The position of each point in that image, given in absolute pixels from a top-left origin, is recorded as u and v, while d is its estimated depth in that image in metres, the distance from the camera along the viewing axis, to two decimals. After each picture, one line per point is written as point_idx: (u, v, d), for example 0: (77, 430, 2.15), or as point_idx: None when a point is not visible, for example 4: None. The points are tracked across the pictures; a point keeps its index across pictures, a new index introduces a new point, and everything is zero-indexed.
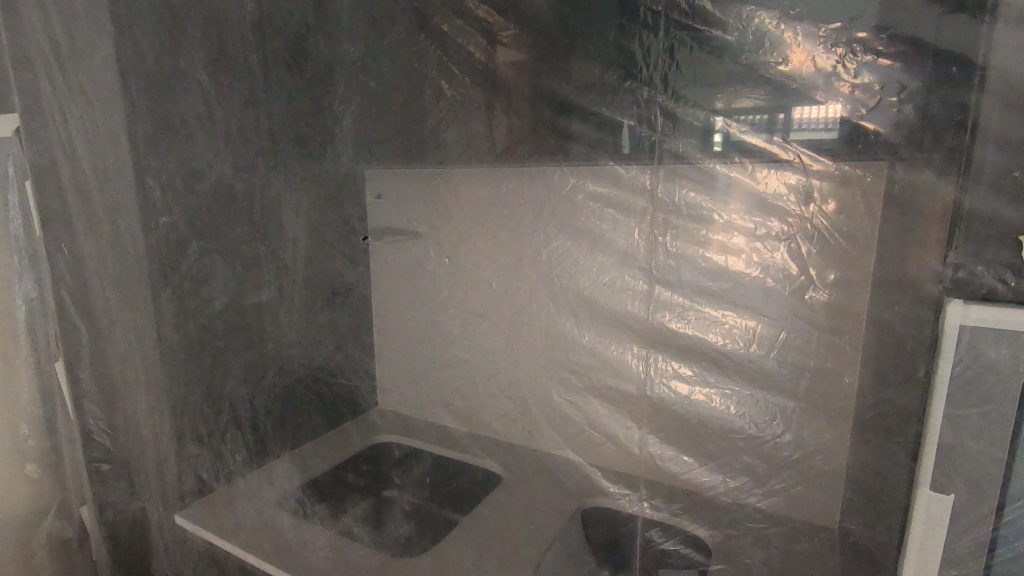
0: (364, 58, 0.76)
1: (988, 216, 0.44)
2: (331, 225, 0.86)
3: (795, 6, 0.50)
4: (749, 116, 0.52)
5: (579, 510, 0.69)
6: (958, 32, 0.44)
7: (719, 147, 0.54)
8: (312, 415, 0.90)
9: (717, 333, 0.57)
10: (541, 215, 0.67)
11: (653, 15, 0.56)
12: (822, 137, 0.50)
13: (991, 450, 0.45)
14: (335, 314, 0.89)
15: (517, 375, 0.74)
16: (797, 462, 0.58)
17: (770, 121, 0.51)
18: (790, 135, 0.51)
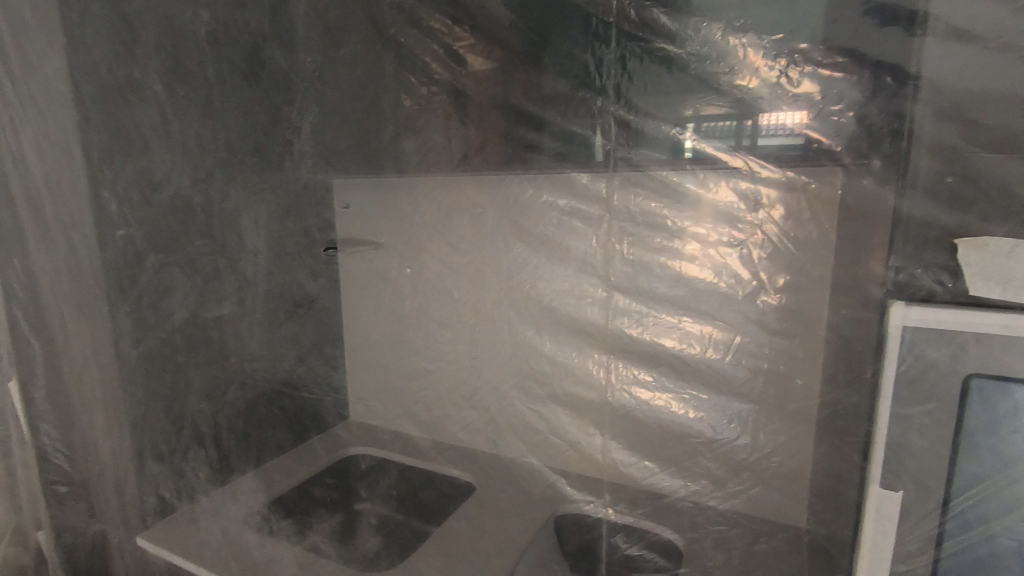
0: (320, 68, 0.75)
1: (926, 220, 0.46)
2: (291, 237, 0.83)
3: (739, 18, 0.51)
4: (715, 124, 0.53)
5: (552, 518, 0.68)
6: (889, 43, 0.46)
7: (690, 153, 0.54)
8: (278, 429, 0.87)
9: (672, 337, 0.58)
10: (501, 224, 0.67)
11: (604, 27, 0.57)
12: (787, 142, 0.51)
13: (935, 447, 0.47)
14: (296, 327, 0.85)
15: (480, 386, 0.73)
16: (753, 465, 0.58)
17: (720, 129, 0.53)
18: (758, 141, 0.52)
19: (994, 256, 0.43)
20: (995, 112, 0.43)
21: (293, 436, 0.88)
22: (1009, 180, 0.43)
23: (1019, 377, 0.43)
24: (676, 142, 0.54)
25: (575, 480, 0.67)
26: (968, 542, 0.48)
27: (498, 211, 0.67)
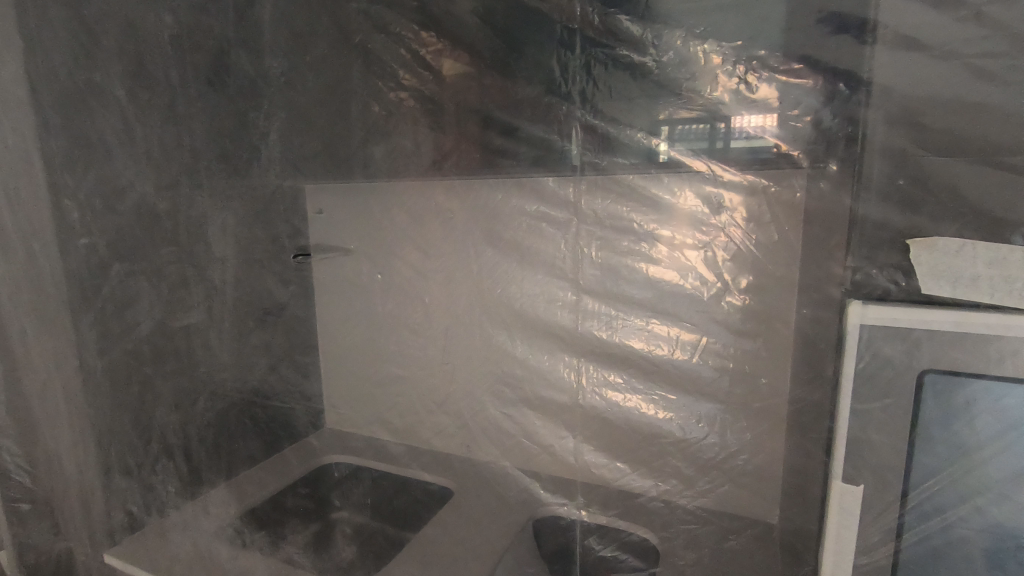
0: (287, 73, 0.77)
1: (881, 222, 0.47)
2: (260, 244, 0.82)
3: (699, 25, 0.53)
4: (690, 126, 0.54)
5: (531, 522, 0.68)
6: (843, 51, 0.47)
7: (666, 156, 0.55)
8: (250, 439, 0.85)
9: (638, 338, 0.59)
10: (472, 228, 0.67)
11: (569, 33, 0.58)
12: (763, 145, 0.52)
13: (894, 441, 0.48)
14: (266, 335, 0.84)
15: (453, 391, 0.72)
16: (721, 463, 0.59)
17: (682, 134, 0.54)
18: (733, 143, 0.52)
19: (944, 255, 0.45)
20: (941, 117, 0.44)
21: (264, 446, 0.87)
22: (956, 184, 0.45)
23: (969, 371, 0.45)
24: (649, 149, 0.56)
25: (547, 483, 0.66)
26: (926, 532, 0.50)
27: (468, 215, 0.67)
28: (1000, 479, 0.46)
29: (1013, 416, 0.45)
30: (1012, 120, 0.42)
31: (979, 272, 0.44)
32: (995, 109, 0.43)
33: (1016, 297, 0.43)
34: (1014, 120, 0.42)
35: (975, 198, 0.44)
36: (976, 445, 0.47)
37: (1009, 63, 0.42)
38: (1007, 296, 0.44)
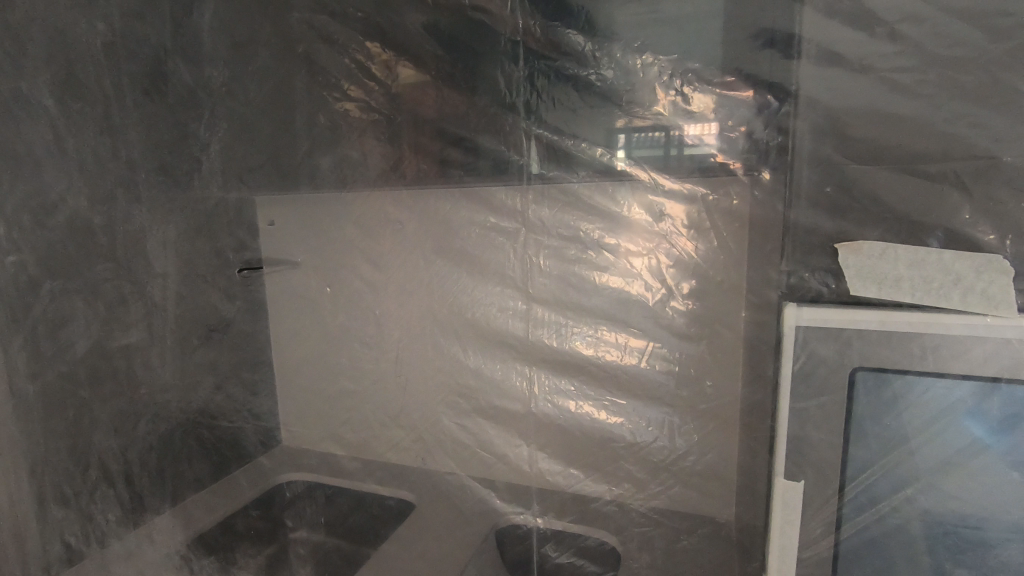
0: (229, 83, 0.72)
1: (811, 227, 0.50)
2: (203, 258, 0.75)
3: (637, 39, 0.54)
4: (644, 135, 0.55)
5: (494, 531, 0.67)
6: (772, 66, 0.50)
7: (622, 163, 0.56)
8: (196, 460, 0.78)
9: (586, 343, 0.59)
10: (425, 237, 0.66)
11: (512, 45, 0.59)
12: (705, 153, 0.53)
13: (830, 437, 0.51)
14: (211, 354, 0.77)
15: (406, 405, 0.70)
16: (670, 465, 0.59)
17: (625, 144, 0.56)
18: (681, 150, 0.54)
19: (869, 258, 0.48)
20: (863, 128, 0.47)
21: (214, 467, 0.79)
22: (877, 190, 0.48)
23: (895, 367, 0.48)
24: (605, 164, 0.56)
25: (503, 493, 0.66)
26: (863, 524, 0.52)
27: (418, 223, 0.66)
28: (927, 469, 0.49)
29: (936, 408, 0.48)
30: (923, 130, 0.46)
31: (900, 274, 0.47)
32: (909, 120, 0.46)
33: (934, 296, 0.46)
34: (925, 131, 0.46)
35: (895, 204, 0.47)
36: (905, 438, 0.49)
37: (918, 78, 0.45)
38: (927, 295, 0.47)
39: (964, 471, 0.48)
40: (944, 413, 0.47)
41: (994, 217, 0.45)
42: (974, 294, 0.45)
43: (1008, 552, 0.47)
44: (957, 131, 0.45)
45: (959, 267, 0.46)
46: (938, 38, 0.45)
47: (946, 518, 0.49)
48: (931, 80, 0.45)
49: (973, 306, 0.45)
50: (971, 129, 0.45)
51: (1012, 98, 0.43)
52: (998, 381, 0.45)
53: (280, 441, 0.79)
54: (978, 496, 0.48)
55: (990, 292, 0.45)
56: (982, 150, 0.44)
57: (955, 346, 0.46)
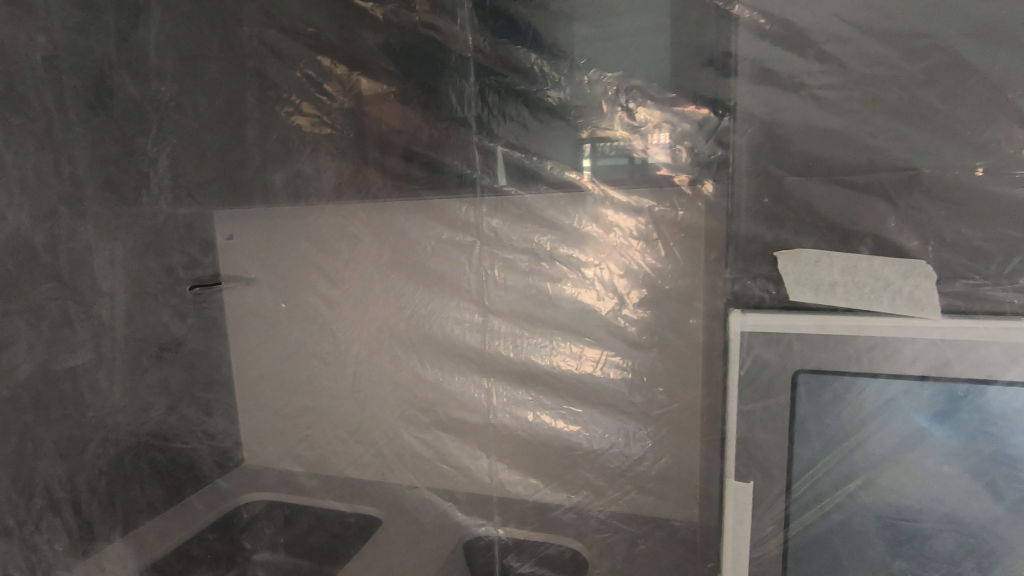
0: (177, 98, 0.70)
1: (751, 236, 0.52)
2: (153, 275, 0.71)
3: (583, 56, 0.56)
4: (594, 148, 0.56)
5: (462, 544, 0.66)
6: (709, 83, 0.52)
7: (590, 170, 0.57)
8: (148, 485, 0.73)
9: (542, 355, 0.60)
10: (382, 251, 0.65)
11: (462, 61, 0.60)
12: (653, 162, 0.55)
13: (775, 437, 0.53)
14: (162, 374, 0.73)
15: (364, 420, 0.69)
16: (626, 471, 0.60)
17: (589, 153, 0.56)
18: (634, 162, 0.55)
19: (807, 265, 0.50)
20: (796, 142, 0.50)
21: (167, 491, 0.74)
22: (811, 201, 0.50)
23: (833, 369, 0.50)
24: (556, 178, 0.58)
25: (465, 506, 0.65)
26: (808, 521, 0.54)
27: (374, 237, 0.66)
28: (865, 466, 0.52)
29: (871, 406, 0.50)
30: (850, 144, 0.49)
31: (835, 280, 0.50)
32: (837, 134, 0.49)
33: (866, 301, 0.49)
34: (852, 144, 0.49)
35: (827, 213, 0.50)
36: (844, 436, 0.51)
37: (843, 94, 0.48)
38: (860, 300, 0.49)
39: (899, 466, 0.50)
40: (878, 411, 0.50)
41: (914, 225, 0.48)
42: (902, 297, 0.48)
43: (942, 542, 0.50)
44: (880, 144, 0.48)
45: (888, 273, 0.48)
46: (861, 57, 0.48)
47: (885, 512, 0.52)
48: (855, 97, 0.48)
49: (902, 309, 0.48)
50: (893, 142, 0.48)
51: (930, 114, 0.47)
52: (925, 379, 0.48)
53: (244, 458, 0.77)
54: (912, 489, 0.50)
55: (915, 296, 0.48)
56: (904, 162, 0.48)
57: (886, 347, 0.48)
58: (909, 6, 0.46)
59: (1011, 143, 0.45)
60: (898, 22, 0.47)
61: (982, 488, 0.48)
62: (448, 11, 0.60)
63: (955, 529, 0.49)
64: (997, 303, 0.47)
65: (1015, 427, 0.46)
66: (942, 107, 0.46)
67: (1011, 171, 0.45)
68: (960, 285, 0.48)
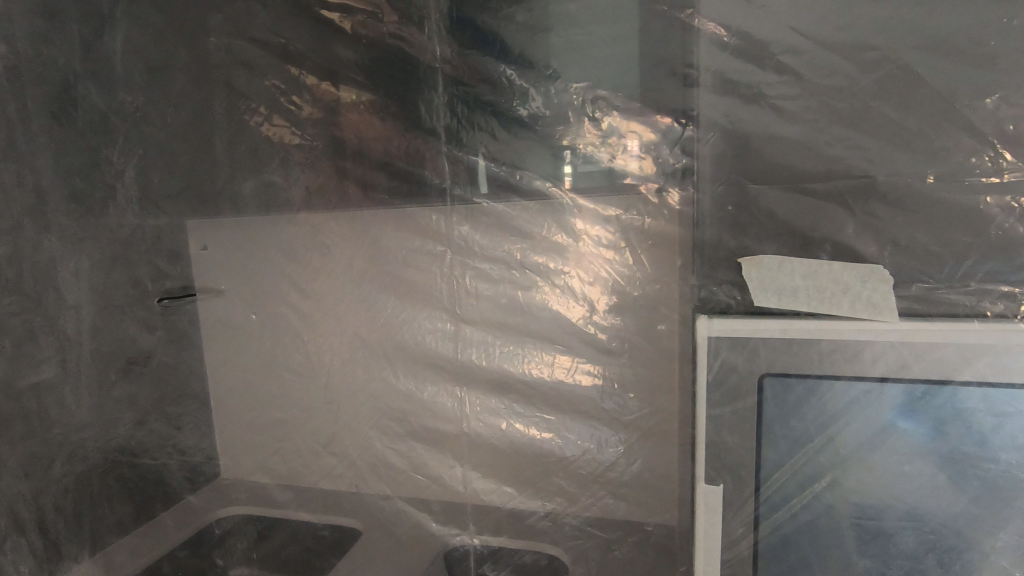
0: (143, 109, 0.69)
1: (716, 242, 0.54)
2: (119, 288, 0.70)
3: (549, 67, 0.57)
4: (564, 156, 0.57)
5: (440, 554, 0.65)
6: (673, 93, 0.53)
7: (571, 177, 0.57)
8: (116, 502, 0.71)
9: (515, 364, 0.61)
10: (354, 260, 0.65)
11: (431, 72, 0.60)
12: (622, 168, 0.55)
13: (743, 441, 0.54)
14: (130, 388, 0.71)
15: (337, 431, 0.68)
16: (599, 477, 0.60)
17: (570, 159, 0.57)
18: (604, 170, 0.56)
19: (770, 270, 0.52)
20: (757, 151, 0.52)
21: (136, 508, 0.73)
22: (772, 207, 0.52)
23: (798, 372, 0.51)
24: (525, 187, 0.58)
25: (439, 515, 0.65)
26: (776, 522, 0.54)
27: (345, 246, 0.65)
28: (830, 466, 0.53)
29: (834, 409, 0.51)
30: (808, 152, 0.50)
31: (797, 284, 0.51)
32: (796, 143, 0.50)
33: (828, 305, 0.50)
34: (809, 152, 0.50)
35: (788, 219, 0.51)
36: (809, 438, 0.52)
37: (801, 105, 0.50)
38: (821, 304, 0.50)
39: (862, 466, 0.52)
40: (841, 413, 0.51)
41: (871, 231, 0.49)
42: (861, 301, 0.49)
43: (904, 539, 0.51)
44: (837, 153, 0.49)
45: (847, 277, 0.50)
46: (816, 68, 0.49)
47: (850, 512, 0.53)
48: (812, 106, 0.50)
49: (861, 312, 0.49)
50: (850, 151, 0.49)
51: (883, 123, 0.48)
52: (885, 380, 0.49)
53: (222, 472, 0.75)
54: (875, 488, 0.52)
55: (874, 299, 0.49)
56: (860, 170, 0.49)
57: (847, 350, 0.49)
58: (861, 19, 0.48)
59: (960, 151, 0.47)
60: (851, 34, 0.48)
61: (942, 485, 0.50)
62: (416, 23, 0.60)
63: (917, 526, 0.51)
64: (952, 305, 0.48)
65: (970, 425, 0.48)
66: (895, 116, 0.48)
67: (961, 178, 0.47)
68: (916, 288, 0.49)
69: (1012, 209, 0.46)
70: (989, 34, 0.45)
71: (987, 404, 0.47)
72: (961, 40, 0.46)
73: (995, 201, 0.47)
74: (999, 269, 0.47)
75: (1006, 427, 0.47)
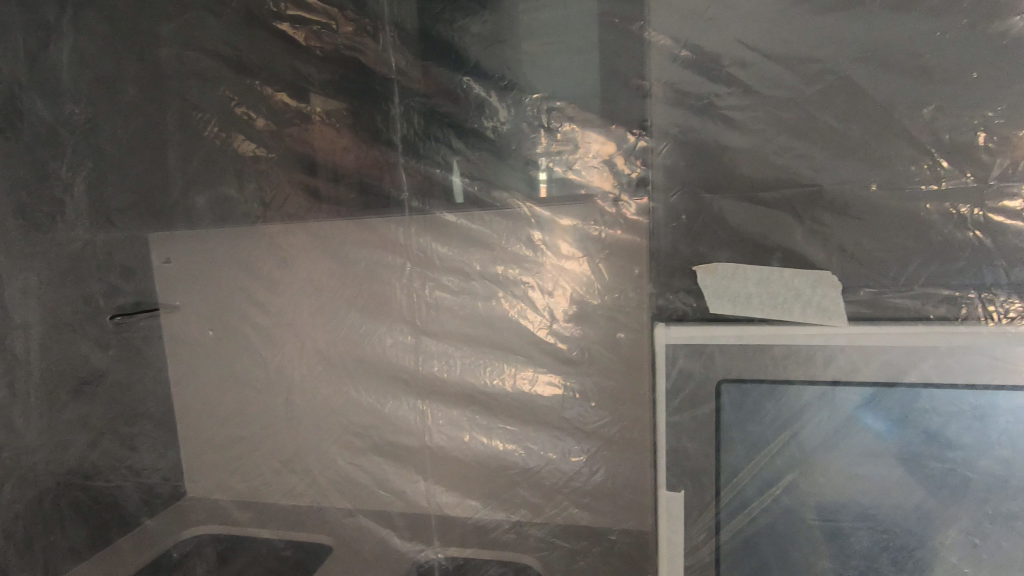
0: (92, 120, 0.67)
1: (671, 251, 0.55)
2: (71, 306, 0.67)
3: (504, 79, 0.57)
4: (522, 166, 0.57)
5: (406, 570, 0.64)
6: (627, 105, 0.54)
7: (545, 184, 0.57)
8: (69, 527, 0.68)
9: (478, 375, 0.60)
10: (312, 272, 0.64)
11: (386, 83, 0.60)
12: (582, 178, 0.56)
13: (702, 446, 0.54)
14: (83, 409, 0.68)
15: (298, 448, 0.67)
16: (563, 487, 0.60)
17: (545, 167, 0.56)
18: (559, 180, 0.56)
19: (723, 278, 0.53)
20: (708, 161, 0.53)
21: (92, 532, 0.69)
22: (724, 215, 0.53)
23: (752, 378, 0.52)
24: (483, 198, 0.58)
25: (403, 531, 0.64)
26: (737, 526, 0.55)
27: (303, 259, 0.64)
28: (787, 470, 0.53)
29: (789, 413, 0.52)
30: (757, 161, 0.51)
31: (751, 291, 0.52)
32: (745, 153, 0.52)
33: (780, 311, 0.51)
34: (758, 161, 0.51)
35: (739, 227, 0.53)
36: (765, 442, 0.53)
37: (750, 116, 0.51)
38: (774, 310, 0.51)
39: (817, 468, 0.53)
40: (796, 416, 0.52)
41: (819, 238, 0.51)
42: (811, 307, 0.50)
43: (859, 539, 0.52)
44: (786, 162, 0.51)
45: (797, 284, 0.51)
46: (764, 80, 0.50)
47: (807, 514, 0.53)
48: (761, 117, 0.51)
49: (812, 318, 0.50)
50: (797, 160, 0.50)
51: (828, 134, 0.50)
52: (837, 384, 0.50)
53: (185, 491, 0.72)
54: (830, 489, 0.52)
55: (824, 304, 0.50)
56: (807, 179, 0.50)
57: (800, 354, 0.50)
58: (805, 33, 0.49)
59: (901, 160, 0.48)
60: (795, 47, 0.49)
61: (893, 484, 0.51)
62: (370, 34, 0.60)
63: (871, 526, 0.52)
64: (898, 309, 0.50)
65: (917, 425, 0.49)
66: (839, 127, 0.49)
67: (904, 186, 0.49)
68: (863, 293, 0.50)
69: (950, 216, 0.48)
70: (925, 48, 0.47)
71: (932, 405, 0.48)
72: (901, 53, 0.47)
73: (935, 208, 0.48)
74: (940, 273, 0.49)
75: (952, 426, 0.48)
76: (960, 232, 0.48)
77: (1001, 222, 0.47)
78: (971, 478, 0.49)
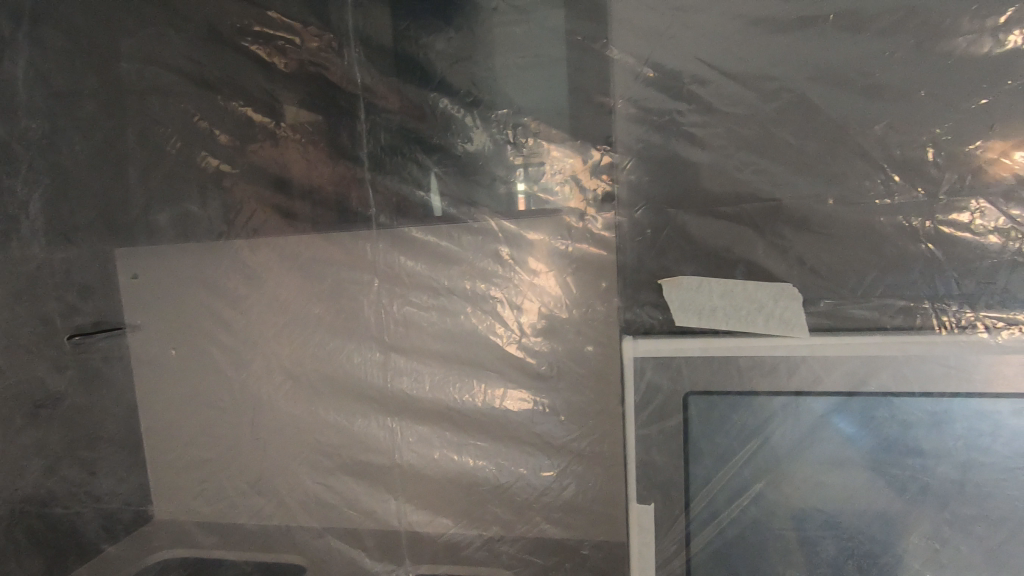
0: (49, 135, 0.64)
1: (637, 264, 0.55)
2: (25, 327, 0.64)
3: (470, 95, 0.57)
4: (489, 181, 0.57)
5: None
6: (592, 121, 0.54)
7: (522, 194, 0.57)
8: (26, 557, 0.65)
9: (448, 390, 0.60)
10: (279, 288, 0.63)
11: (351, 99, 0.60)
12: (551, 191, 0.56)
13: (671, 459, 0.54)
14: (38, 433, 0.65)
15: (265, 469, 0.66)
16: (534, 502, 0.60)
17: (522, 176, 0.57)
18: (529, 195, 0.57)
19: (688, 291, 0.53)
20: (671, 177, 0.53)
21: (50, 563, 0.66)
22: (688, 230, 0.53)
23: (719, 390, 0.52)
24: (450, 214, 0.58)
25: (373, 552, 0.63)
26: (707, 538, 0.55)
27: (270, 274, 0.63)
28: (754, 480, 0.54)
29: (755, 423, 0.52)
30: (718, 177, 0.52)
31: (716, 304, 0.52)
32: (707, 168, 0.53)
33: (744, 323, 0.52)
34: (720, 177, 0.52)
35: (703, 241, 0.53)
36: (733, 453, 0.53)
37: (711, 132, 0.52)
38: (738, 323, 0.52)
39: (784, 477, 0.53)
40: (762, 427, 0.52)
41: (779, 251, 0.52)
42: (774, 319, 0.51)
43: (826, 547, 0.53)
44: (746, 177, 0.52)
45: (761, 296, 0.52)
46: (724, 98, 0.52)
47: (776, 524, 0.54)
48: (721, 133, 0.52)
49: (775, 329, 0.51)
50: (757, 175, 0.52)
51: (786, 150, 0.51)
52: (800, 394, 0.50)
53: (154, 514, 0.69)
54: (797, 498, 0.53)
55: (786, 316, 0.51)
56: (767, 194, 0.52)
57: (764, 365, 0.51)
58: (762, 52, 0.50)
59: (856, 175, 0.50)
60: (753, 67, 0.51)
61: (857, 491, 0.52)
62: (335, 50, 0.59)
63: (837, 534, 0.52)
64: (858, 320, 0.51)
65: (878, 433, 0.50)
66: (796, 143, 0.51)
67: (859, 200, 0.50)
68: (823, 304, 0.51)
69: (904, 229, 0.50)
70: (876, 68, 0.48)
71: (893, 413, 0.49)
72: (853, 72, 0.49)
73: (889, 221, 0.50)
74: (896, 284, 0.50)
75: (911, 433, 0.49)
76: (913, 245, 0.49)
77: (951, 234, 0.49)
78: (931, 483, 0.50)
